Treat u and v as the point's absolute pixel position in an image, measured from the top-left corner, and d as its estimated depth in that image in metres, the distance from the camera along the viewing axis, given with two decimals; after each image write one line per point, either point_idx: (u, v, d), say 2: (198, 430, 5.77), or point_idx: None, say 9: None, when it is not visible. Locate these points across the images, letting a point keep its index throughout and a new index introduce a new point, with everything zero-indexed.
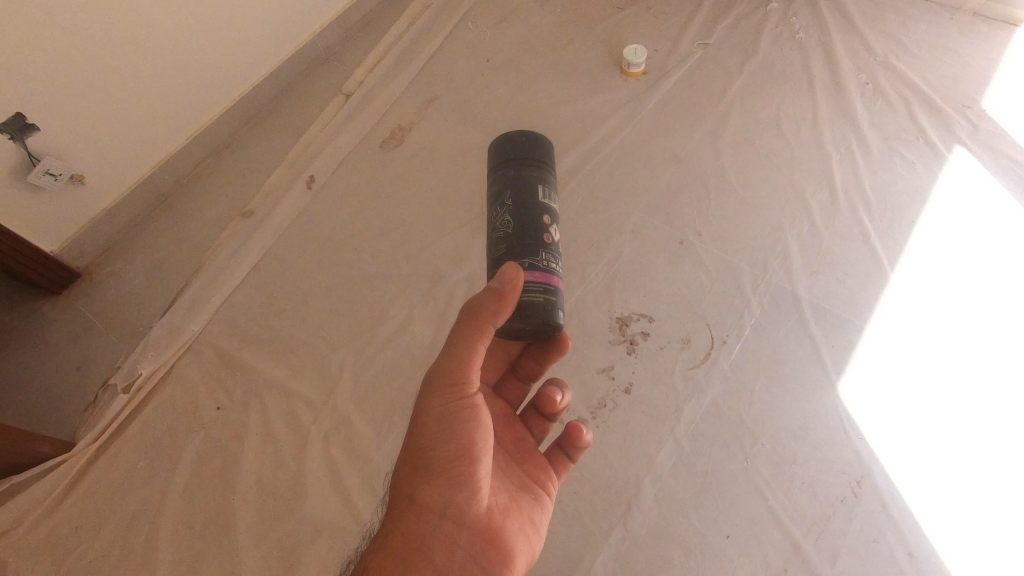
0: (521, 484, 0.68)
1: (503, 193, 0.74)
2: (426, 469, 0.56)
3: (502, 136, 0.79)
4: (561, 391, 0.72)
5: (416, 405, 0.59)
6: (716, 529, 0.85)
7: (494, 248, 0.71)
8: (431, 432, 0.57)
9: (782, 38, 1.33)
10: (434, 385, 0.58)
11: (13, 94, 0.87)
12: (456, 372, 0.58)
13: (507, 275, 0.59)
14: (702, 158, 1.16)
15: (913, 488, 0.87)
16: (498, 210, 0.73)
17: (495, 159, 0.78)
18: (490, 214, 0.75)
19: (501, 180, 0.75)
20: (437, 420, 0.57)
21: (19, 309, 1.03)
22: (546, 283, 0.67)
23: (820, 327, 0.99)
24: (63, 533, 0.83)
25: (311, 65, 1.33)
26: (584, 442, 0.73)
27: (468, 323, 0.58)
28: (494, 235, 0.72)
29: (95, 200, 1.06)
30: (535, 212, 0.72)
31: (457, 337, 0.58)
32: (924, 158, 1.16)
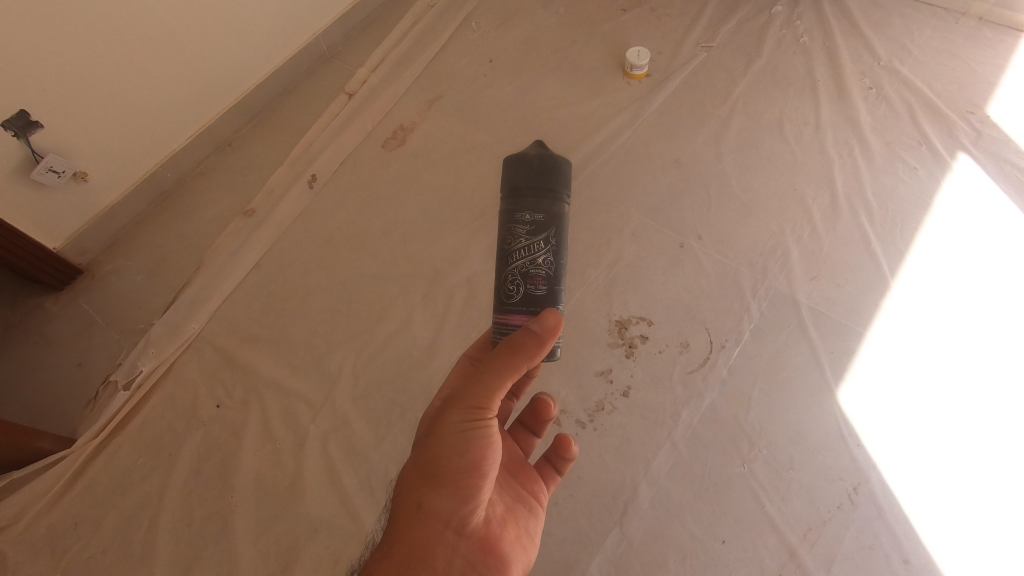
0: (517, 496, 0.67)
1: (549, 229, 0.67)
2: (437, 479, 0.56)
3: (543, 148, 0.67)
4: (552, 403, 0.72)
5: (433, 418, 0.59)
6: (712, 533, 0.85)
7: (532, 287, 0.67)
8: (447, 447, 0.56)
9: (785, 41, 1.33)
10: (458, 403, 0.58)
11: (19, 92, 0.87)
12: (484, 398, 0.57)
13: (553, 322, 0.61)
14: (703, 161, 1.16)
15: (911, 495, 0.87)
16: (540, 246, 0.67)
17: (539, 178, 0.66)
18: (525, 245, 0.67)
19: (548, 213, 0.67)
20: (455, 437, 0.56)
21: (20, 304, 1.03)
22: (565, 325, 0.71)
23: (819, 332, 0.99)
24: (63, 529, 0.84)
25: (314, 64, 1.33)
26: (573, 454, 0.73)
27: (505, 357, 0.58)
28: (532, 272, 0.67)
29: (98, 196, 1.06)
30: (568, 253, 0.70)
31: (492, 366, 0.58)
32: (927, 164, 1.15)
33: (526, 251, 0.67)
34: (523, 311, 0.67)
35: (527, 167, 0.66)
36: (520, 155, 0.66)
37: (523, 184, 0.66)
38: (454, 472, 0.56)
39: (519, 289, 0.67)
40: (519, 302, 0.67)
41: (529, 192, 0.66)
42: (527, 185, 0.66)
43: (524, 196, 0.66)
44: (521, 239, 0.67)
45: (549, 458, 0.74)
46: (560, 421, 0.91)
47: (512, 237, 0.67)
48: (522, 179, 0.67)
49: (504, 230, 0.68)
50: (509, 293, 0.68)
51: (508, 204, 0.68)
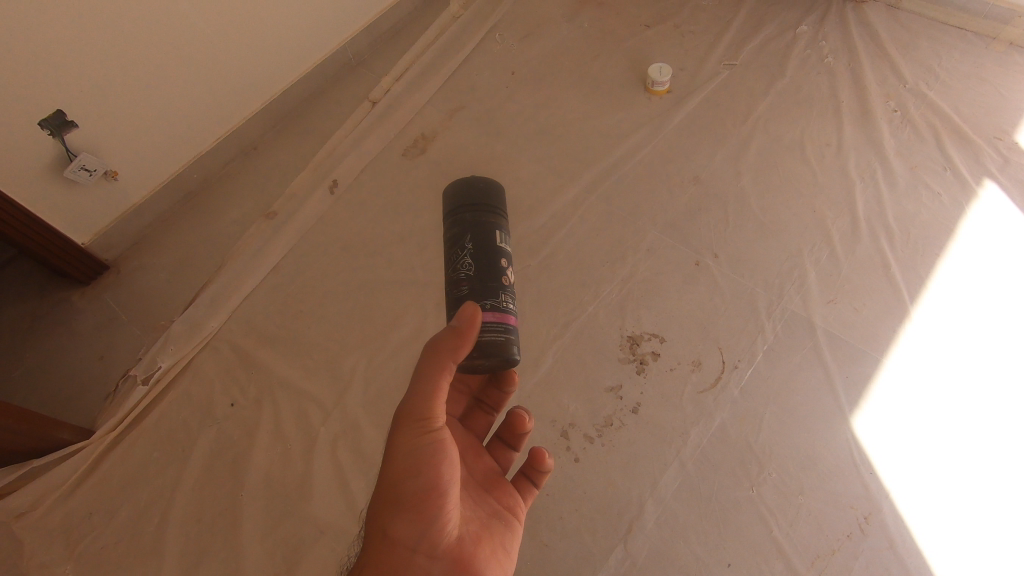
0: (492, 512, 0.63)
1: (466, 237, 0.68)
2: (397, 504, 0.54)
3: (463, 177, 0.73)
4: (528, 415, 0.69)
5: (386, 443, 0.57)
6: (718, 556, 0.83)
7: (455, 292, 0.67)
8: (400, 468, 0.55)
9: (810, 61, 1.32)
10: (403, 423, 0.56)
11: (57, 92, 0.91)
12: (423, 409, 0.56)
13: (467, 312, 0.59)
14: (722, 179, 1.16)
15: (925, 530, 0.85)
16: (461, 252, 0.68)
17: (462, 198, 0.71)
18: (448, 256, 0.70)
19: (464, 224, 0.69)
20: (405, 456, 0.55)
21: (49, 296, 1.07)
22: (503, 322, 0.65)
23: (835, 356, 0.97)
24: (76, 519, 0.85)
25: (341, 73, 1.36)
26: (546, 466, 0.68)
27: (430, 364, 0.57)
28: (454, 279, 0.68)
29: (128, 194, 1.10)
30: (496, 255, 0.68)
31: (421, 376, 0.57)
32: (951, 189, 1.14)
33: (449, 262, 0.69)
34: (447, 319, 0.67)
35: (455, 192, 0.72)
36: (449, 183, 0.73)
37: (453, 205, 0.71)
38: (411, 493, 0.53)
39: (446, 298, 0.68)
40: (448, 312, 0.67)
41: (453, 211, 0.71)
42: (454, 205, 0.71)
43: (449, 216, 0.71)
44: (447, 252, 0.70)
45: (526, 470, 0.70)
46: (568, 435, 0.91)
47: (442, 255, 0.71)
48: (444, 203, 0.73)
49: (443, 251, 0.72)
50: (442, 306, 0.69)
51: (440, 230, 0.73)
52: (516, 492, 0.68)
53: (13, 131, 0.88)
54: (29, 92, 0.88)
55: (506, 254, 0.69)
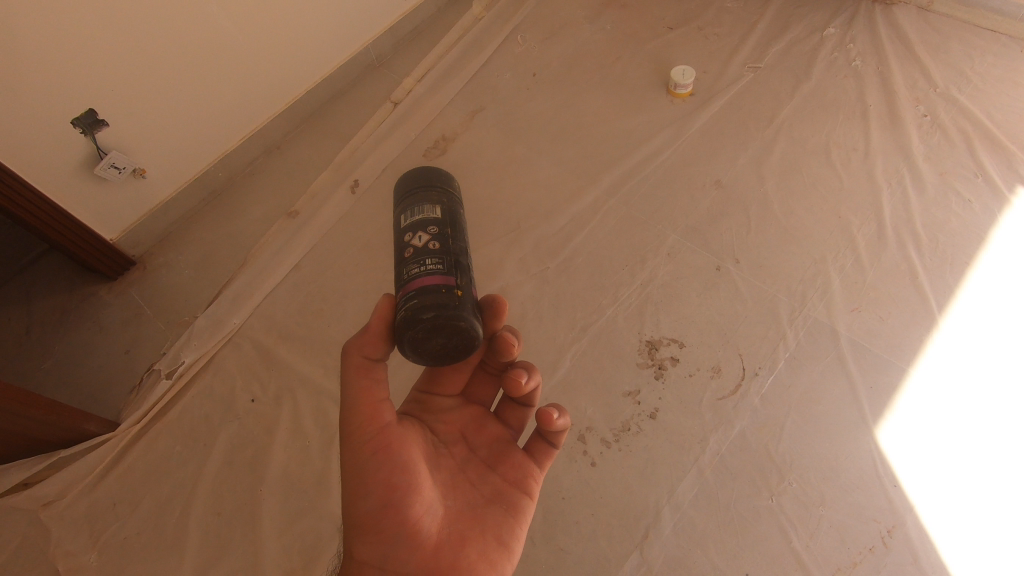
0: (493, 494, 0.61)
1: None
2: (355, 526, 0.53)
3: None
4: (527, 373, 0.60)
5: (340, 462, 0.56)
6: (736, 565, 0.82)
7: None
8: (350, 487, 0.53)
9: (836, 64, 1.30)
10: (343, 441, 0.55)
11: (90, 92, 0.93)
12: (356, 420, 0.54)
13: (375, 310, 0.56)
14: (745, 183, 1.14)
15: (952, 545, 0.83)
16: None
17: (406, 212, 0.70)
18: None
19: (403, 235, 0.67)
20: (352, 471, 0.53)
21: (78, 290, 1.09)
22: (412, 290, 0.55)
23: (860, 366, 0.95)
24: (101, 509, 0.87)
25: (363, 74, 1.37)
26: (559, 425, 0.62)
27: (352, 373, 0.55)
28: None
29: (156, 192, 1.12)
30: (401, 231, 0.61)
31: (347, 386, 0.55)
32: (982, 197, 1.11)
33: None
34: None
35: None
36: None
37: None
38: (363, 512, 0.52)
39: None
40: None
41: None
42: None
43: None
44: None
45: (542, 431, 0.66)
46: (585, 439, 0.91)
47: None
48: None
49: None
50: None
51: None
52: (526, 459, 0.64)
53: (46, 129, 0.91)
54: (64, 92, 0.90)
55: (411, 224, 0.61)
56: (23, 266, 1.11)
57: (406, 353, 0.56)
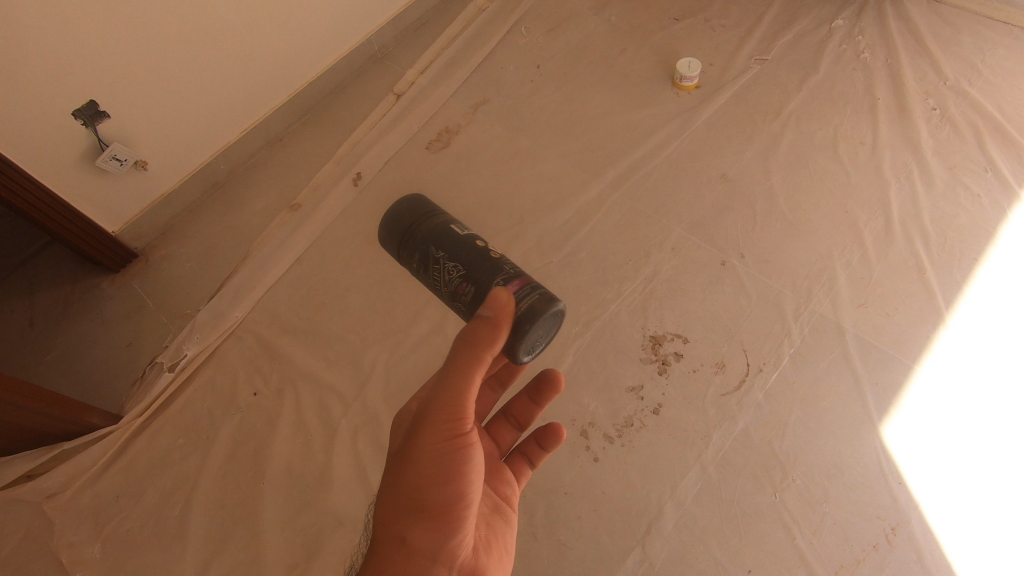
0: (493, 505, 0.69)
1: (433, 259, 0.72)
2: (419, 510, 0.55)
3: (389, 209, 0.78)
4: (558, 385, 0.76)
5: (408, 442, 0.57)
6: (738, 562, 0.82)
7: (464, 298, 0.70)
8: (424, 473, 0.56)
9: (845, 57, 1.28)
10: (431, 424, 0.56)
11: (90, 83, 0.92)
12: (448, 413, 0.56)
13: (502, 299, 0.59)
14: (750, 177, 1.13)
15: (956, 543, 0.82)
16: (442, 266, 0.71)
17: (399, 236, 0.76)
18: (433, 278, 0.72)
19: (420, 250, 0.73)
20: (431, 459, 0.56)
21: (80, 283, 1.09)
22: (530, 284, 0.67)
23: (864, 363, 0.95)
24: (104, 501, 0.87)
25: (365, 65, 1.36)
26: (552, 446, 0.76)
27: (456, 364, 0.57)
28: (453, 289, 0.70)
29: (157, 184, 1.11)
30: (469, 241, 0.72)
31: (448, 374, 0.57)
32: (992, 191, 1.10)
33: (441, 281, 0.72)
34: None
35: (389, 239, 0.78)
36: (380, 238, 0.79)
37: (397, 250, 0.77)
38: (433, 501, 0.55)
39: (463, 308, 0.70)
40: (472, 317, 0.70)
41: (404, 253, 0.76)
42: (399, 248, 0.76)
43: (404, 254, 0.75)
44: (432, 281, 0.73)
45: (525, 452, 0.77)
46: (588, 434, 0.90)
47: (428, 284, 0.74)
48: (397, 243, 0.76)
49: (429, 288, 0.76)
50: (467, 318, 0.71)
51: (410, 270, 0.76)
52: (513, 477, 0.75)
53: (47, 120, 0.90)
54: (64, 82, 0.89)
55: (473, 236, 0.73)
56: (25, 258, 1.11)
57: (517, 343, 0.65)
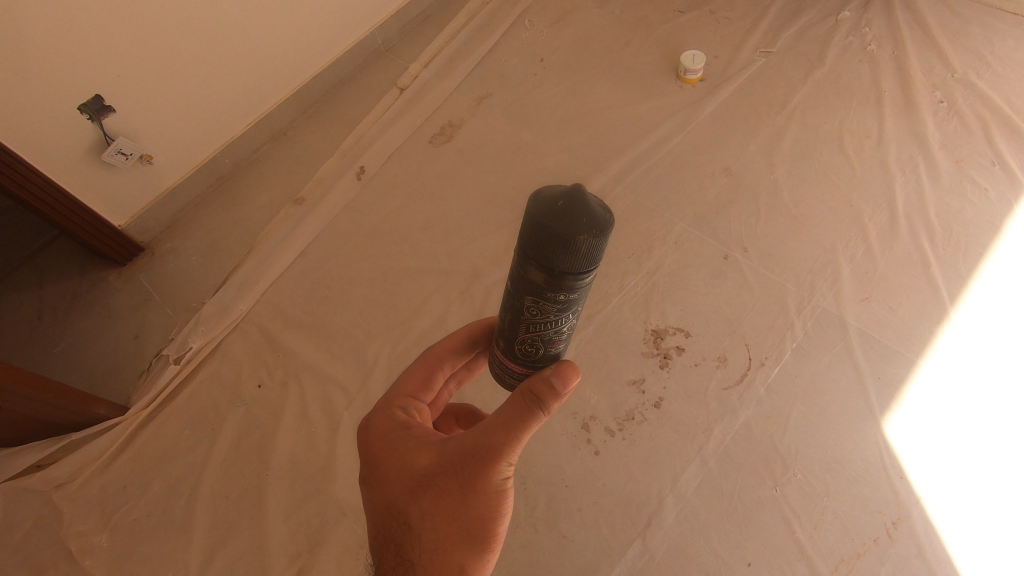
0: None
1: (576, 306, 0.48)
2: (479, 539, 0.52)
3: (585, 196, 0.41)
4: None
5: (468, 476, 0.50)
6: (738, 555, 0.82)
7: (551, 349, 0.54)
8: (488, 505, 0.51)
9: (851, 49, 1.27)
10: (498, 462, 0.50)
11: (98, 78, 0.93)
12: (518, 448, 0.51)
13: (577, 377, 0.50)
14: (754, 171, 1.13)
15: (958, 538, 0.82)
16: (571, 316, 0.50)
17: (579, 265, 0.42)
18: (552, 321, 0.49)
19: (580, 292, 0.46)
20: (494, 492, 0.51)
21: (88, 276, 1.10)
22: None
23: (866, 357, 0.94)
24: (112, 491, 0.88)
25: (368, 59, 1.36)
26: None
27: (539, 413, 0.49)
28: (553, 338, 0.52)
29: (162, 178, 1.12)
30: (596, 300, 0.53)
31: (529, 417, 0.49)
32: (999, 185, 1.09)
33: (548, 324, 0.50)
34: (531, 366, 0.56)
35: (569, 249, 0.41)
36: (567, 238, 0.40)
37: (562, 267, 0.42)
38: (494, 529, 0.52)
39: (538, 350, 0.54)
40: (535, 360, 0.55)
41: (567, 279, 0.43)
42: (569, 269, 0.42)
43: (564, 281, 0.44)
44: (547, 314, 0.48)
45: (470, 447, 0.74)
46: (589, 428, 0.90)
47: (529, 310, 0.49)
48: (559, 261, 0.42)
49: (517, 295, 0.48)
50: (525, 350, 0.54)
51: (530, 276, 0.45)
52: None
53: (54, 115, 0.91)
54: (70, 77, 0.90)
55: None
56: (33, 252, 1.12)
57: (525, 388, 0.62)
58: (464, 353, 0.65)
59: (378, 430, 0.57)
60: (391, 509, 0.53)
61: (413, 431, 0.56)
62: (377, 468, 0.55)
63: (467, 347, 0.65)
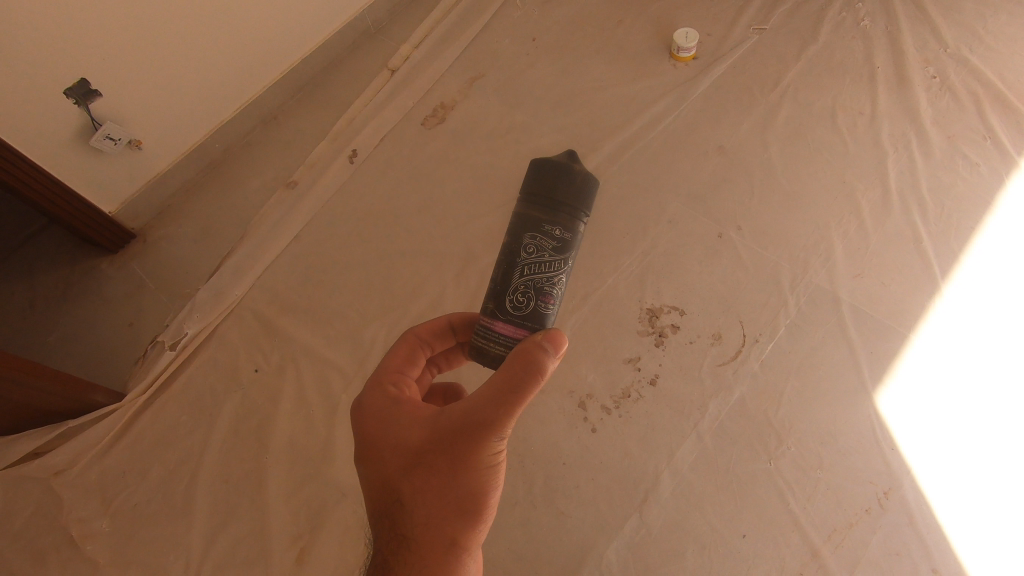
0: None
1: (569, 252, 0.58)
2: (472, 514, 0.52)
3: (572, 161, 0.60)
4: None
5: (460, 449, 0.51)
6: (732, 527, 0.84)
7: (543, 305, 0.57)
8: (480, 479, 0.52)
9: (844, 24, 1.26)
10: (489, 435, 0.51)
11: (85, 63, 0.91)
12: (509, 423, 0.52)
13: (565, 346, 0.54)
14: (748, 149, 1.12)
15: (946, 506, 0.85)
16: (563, 267, 0.58)
17: (573, 194, 0.56)
18: (547, 259, 0.57)
19: (574, 236, 0.57)
20: (486, 466, 0.52)
21: (79, 263, 1.09)
22: None
23: (859, 332, 0.95)
24: (112, 477, 0.88)
25: (358, 41, 1.34)
26: None
27: (530, 383, 0.50)
28: (546, 287, 0.57)
29: (151, 164, 1.10)
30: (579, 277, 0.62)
31: (519, 388, 0.50)
32: (990, 160, 1.10)
33: (543, 268, 0.57)
34: (522, 323, 0.57)
35: (567, 178, 0.56)
36: (565, 166, 0.56)
37: (561, 195, 0.56)
38: (486, 504, 0.53)
39: (529, 302, 0.57)
40: (525, 317, 0.57)
41: (564, 210, 0.56)
42: (566, 199, 0.56)
43: (562, 210, 0.56)
44: (543, 252, 0.57)
45: None
46: (586, 406, 0.91)
47: (529, 247, 0.57)
48: (559, 189, 0.56)
49: (518, 236, 0.58)
50: (516, 303, 0.57)
51: (534, 209, 0.57)
52: None
53: (41, 100, 0.89)
54: (56, 61, 0.88)
55: None
56: (24, 240, 1.10)
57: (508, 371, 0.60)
58: (445, 335, 0.66)
59: (370, 408, 0.57)
60: (385, 486, 0.54)
61: (406, 407, 0.56)
62: (371, 446, 0.55)
63: (448, 327, 0.66)
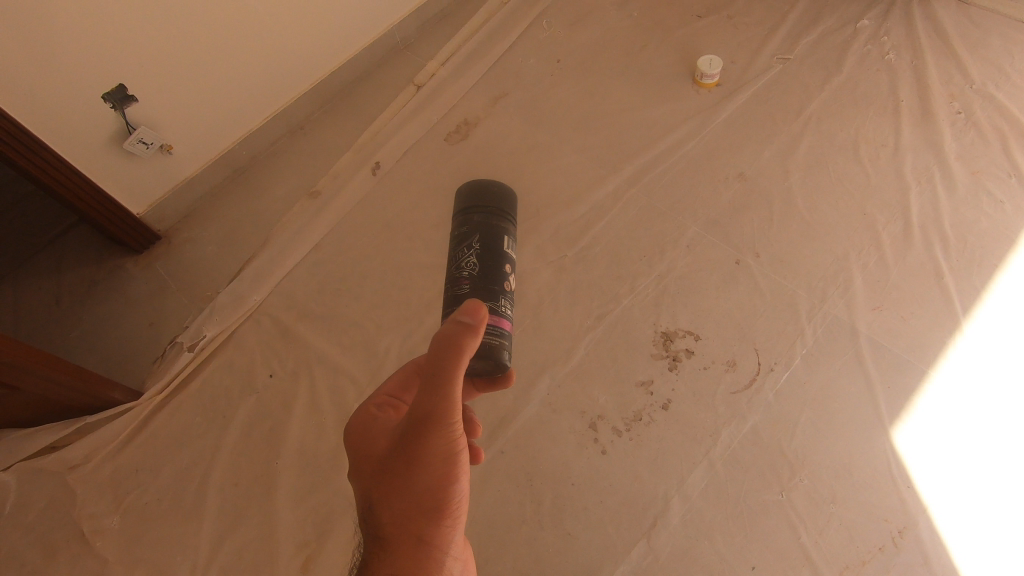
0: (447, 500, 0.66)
1: (473, 236, 0.73)
2: (434, 511, 0.52)
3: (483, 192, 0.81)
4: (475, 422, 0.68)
5: (407, 446, 0.51)
6: (742, 558, 0.83)
7: (455, 286, 0.70)
8: (436, 475, 0.52)
9: (869, 58, 1.27)
10: (430, 427, 0.51)
11: (122, 69, 0.95)
12: (451, 414, 0.51)
13: (481, 314, 0.53)
14: (769, 177, 1.13)
15: (963, 547, 0.83)
16: (468, 251, 0.72)
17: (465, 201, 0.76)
18: (456, 250, 0.73)
19: (473, 225, 0.74)
20: (438, 460, 0.52)
21: (106, 262, 1.11)
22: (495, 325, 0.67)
23: (878, 366, 0.94)
24: (124, 474, 0.90)
25: (386, 56, 1.37)
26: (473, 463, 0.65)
27: (453, 366, 0.50)
28: (456, 272, 0.71)
29: (180, 167, 1.13)
30: (500, 260, 0.72)
31: (445, 373, 0.50)
32: (1015, 198, 1.08)
33: (455, 260, 0.72)
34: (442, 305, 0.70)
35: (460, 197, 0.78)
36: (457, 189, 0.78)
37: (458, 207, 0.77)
38: (447, 500, 0.53)
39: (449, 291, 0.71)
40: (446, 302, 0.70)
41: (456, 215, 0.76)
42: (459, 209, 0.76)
43: (458, 216, 0.76)
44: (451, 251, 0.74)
45: None
46: (597, 428, 0.91)
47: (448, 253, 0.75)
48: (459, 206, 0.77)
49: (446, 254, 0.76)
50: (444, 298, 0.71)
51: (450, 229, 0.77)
52: None
53: (79, 103, 0.93)
54: (95, 67, 0.92)
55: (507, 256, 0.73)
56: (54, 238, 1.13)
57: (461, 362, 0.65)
58: None
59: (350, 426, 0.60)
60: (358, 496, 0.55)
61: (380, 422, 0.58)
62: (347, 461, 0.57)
63: None
